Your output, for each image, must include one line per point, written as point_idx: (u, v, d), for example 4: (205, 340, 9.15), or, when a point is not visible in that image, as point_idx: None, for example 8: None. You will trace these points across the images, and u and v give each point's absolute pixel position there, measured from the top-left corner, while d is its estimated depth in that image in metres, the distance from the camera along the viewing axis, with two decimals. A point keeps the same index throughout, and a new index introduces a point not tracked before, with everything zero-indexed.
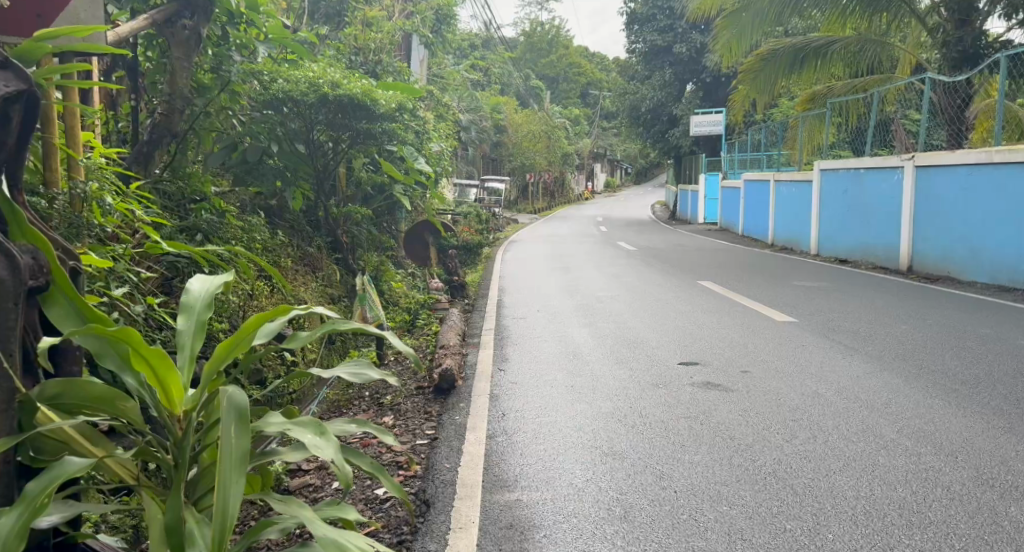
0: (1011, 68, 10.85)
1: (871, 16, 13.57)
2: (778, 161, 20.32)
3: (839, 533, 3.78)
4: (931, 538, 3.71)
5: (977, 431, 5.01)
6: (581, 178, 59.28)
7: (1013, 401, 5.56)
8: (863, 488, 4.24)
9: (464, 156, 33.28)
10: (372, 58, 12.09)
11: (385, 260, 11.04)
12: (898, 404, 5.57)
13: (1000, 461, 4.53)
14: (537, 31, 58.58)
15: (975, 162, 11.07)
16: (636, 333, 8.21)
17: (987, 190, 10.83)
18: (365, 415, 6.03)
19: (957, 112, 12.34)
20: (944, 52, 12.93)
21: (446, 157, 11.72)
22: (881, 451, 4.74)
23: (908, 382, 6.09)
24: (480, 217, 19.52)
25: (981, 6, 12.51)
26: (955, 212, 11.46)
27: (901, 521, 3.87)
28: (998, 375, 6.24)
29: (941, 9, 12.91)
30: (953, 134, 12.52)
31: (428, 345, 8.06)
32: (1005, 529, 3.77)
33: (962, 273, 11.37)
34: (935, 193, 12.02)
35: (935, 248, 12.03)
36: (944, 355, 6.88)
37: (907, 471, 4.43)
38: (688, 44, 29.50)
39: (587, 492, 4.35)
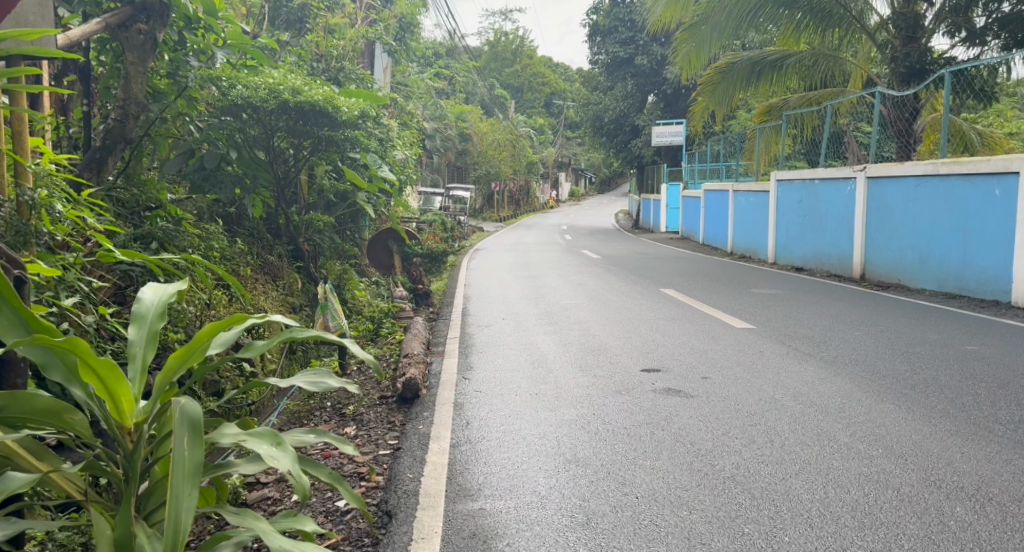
0: (955, 83, 11.09)
1: (824, 32, 13.75)
2: (736, 171, 20.58)
3: (795, 535, 3.82)
4: (882, 539, 3.75)
5: (925, 434, 5.10)
6: (546, 189, 59.68)
7: (960, 404, 5.67)
8: (818, 491, 4.29)
9: (428, 162, 33.13)
10: (334, 64, 11.88)
11: (349, 268, 10.95)
12: (851, 409, 5.63)
13: (947, 463, 4.61)
14: (501, 40, 58.86)
15: (922, 174, 11.31)
16: (600, 340, 8.24)
17: (933, 199, 11.08)
18: (327, 426, 5.99)
19: (906, 125, 12.64)
20: (893, 67, 13.16)
21: (410, 166, 11.65)
22: (834, 454, 4.79)
23: (860, 386, 6.18)
24: (446, 224, 19.46)
25: (926, 24, 12.85)
26: (905, 221, 11.71)
27: (854, 523, 3.91)
28: (946, 379, 6.37)
29: (890, 25, 13.19)
30: (902, 146, 12.79)
31: (392, 354, 8.02)
32: (951, 528, 3.84)
33: (912, 279, 11.61)
34: (886, 202, 12.24)
35: (887, 256, 12.27)
36: (896, 359, 7.01)
37: (857, 474, 4.49)
38: (649, 56, 29.66)
39: (551, 499, 4.34)
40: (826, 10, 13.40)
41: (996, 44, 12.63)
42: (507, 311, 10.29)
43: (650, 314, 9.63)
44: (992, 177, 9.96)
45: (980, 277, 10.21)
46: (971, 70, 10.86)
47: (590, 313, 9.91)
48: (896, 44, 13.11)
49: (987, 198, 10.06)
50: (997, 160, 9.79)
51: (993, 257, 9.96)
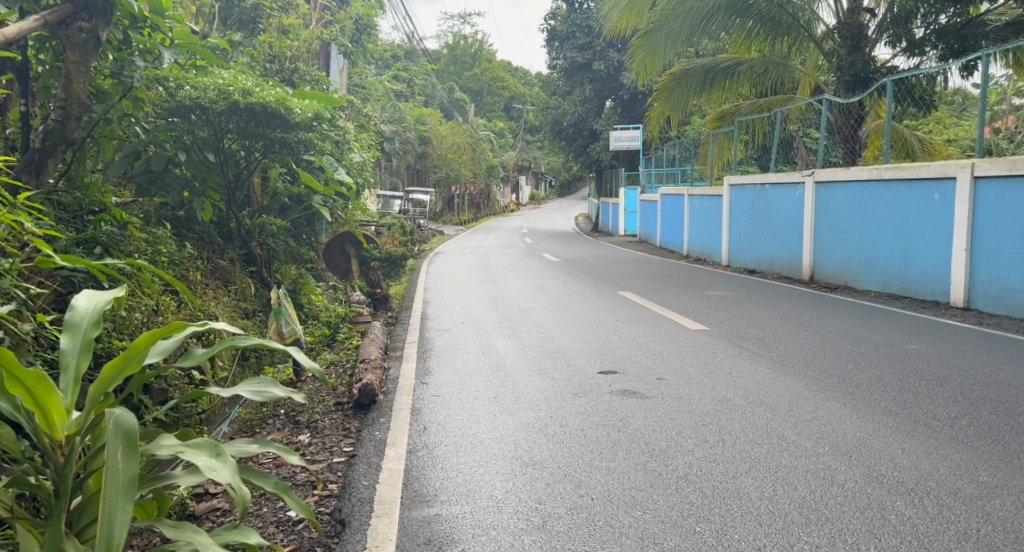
0: (896, 91, 11.40)
1: (774, 40, 13.93)
2: (691, 176, 20.78)
3: (745, 533, 3.86)
4: (827, 535, 3.81)
5: (869, 431, 5.17)
6: (506, 192, 59.70)
7: (902, 402, 5.76)
8: (767, 488, 4.32)
9: (387, 165, 32.89)
10: (288, 66, 11.74)
11: (305, 272, 10.80)
12: (799, 407, 5.69)
13: (889, 459, 4.69)
14: (459, 44, 58.86)
15: (867, 179, 11.54)
16: (558, 343, 8.23)
17: (878, 204, 11.32)
18: (279, 433, 5.91)
19: (851, 131, 12.88)
20: (839, 75, 13.40)
21: (368, 169, 11.53)
22: (783, 452, 4.84)
23: (808, 385, 6.25)
24: (405, 228, 19.30)
25: (870, 34, 13.17)
26: (852, 225, 11.92)
27: (800, 519, 3.96)
28: (889, 377, 6.47)
29: (836, 35, 13.45)
30: (848, 152, 13.03)
31: (348, 360, 7.94)
32: (892, 522, 3.91)
33: (858, 281, 11.83)
34: (834, 207, 12.46)
35: (835, 258, 12.47)
36: (842, 359, 7.12)
37: (805, 471, 4.54)
38: (606, 62, 29.89)
39: (507, 503, 4.31)
40: (775, 19, 13.59)
41: (935, 55, 12.82)
42: (466, 315, 10.24)
43: (607, 317, 9.65)
44: (932, 182, 10.20)
45: (921, 279, 10.43)
46: (911, 78, 11.16)
47: (549, 315, 9.92)
48: (842, 53, 13.36)
49: (928, 202, 10.29)
50: (936, 166, 10.04)
51: (934, 259, 10.18)
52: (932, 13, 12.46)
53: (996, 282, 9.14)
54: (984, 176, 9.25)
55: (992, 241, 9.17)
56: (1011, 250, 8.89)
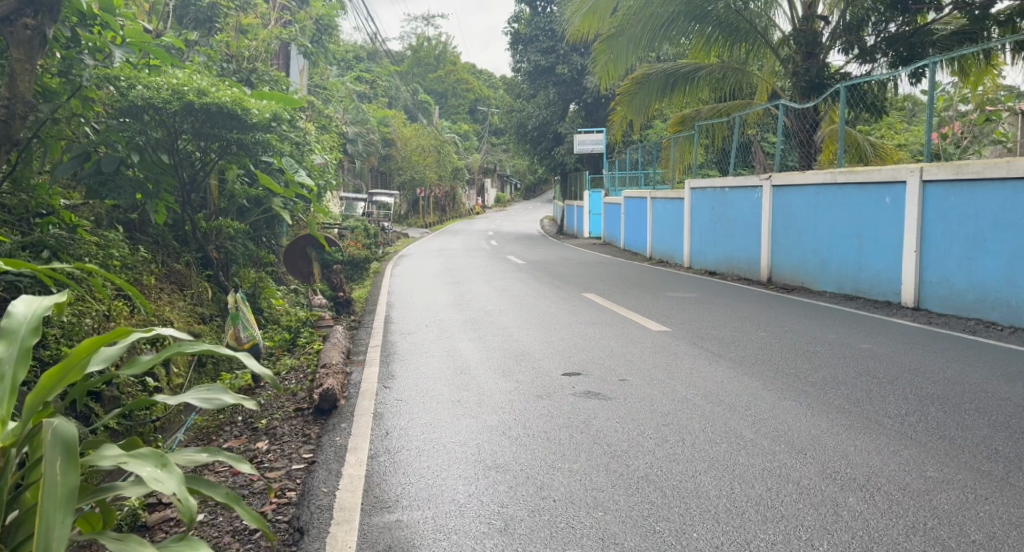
0: (849, 97, 11.60)
1: (732, 46, 14.11)
2: (653, 179, 20.91)
3: (703, 531, 3.88)
4: (782, 531, 3.84)
5: (823, 428, 5.21)
6: (472, 195, 59.58)
7: (855, 400, 5.83)
8: (725, 487, 4.35)
9: (350, 167, 32.62)
10: (246, 66, 11.48)
11: (265, 275, 10.63)
12: (756, 406, 5.72)
13: (842, 456, 4.73)
14: (423, 46, 58.69)
15: (822, 183, 11.71)
16: (522, 345, 8.20)
17: (833, 207, 11.47)
18: (237, 441, 5.80)
19: (807, 136, 13.10)
20: (795, 81, 13.55)
21: (329, 171, 11.40)
22: (740, 450, 4.86)
23: (765, 385, 6.29)
24: (369, 231, 19.14)
25: (823, 42, 13.29)
26: (808, 228, 12.08)
27: (757, 517, 3.99)
28: (843, 376, 6.55)
29: (791, 41, 13.58)
30: (805, 156, 13.16)
31: (309, 365, 7.83)
32: (844, 518, 3.96)
33: (813, 283, 11.98)
34: (790, 210, 12.61)
35: (791, 260, 12.61)
36: (798, 358, 7.19)
37: (762, 469, 4.57)
38: (570, 65, 30.02)
39: (469, 507, 4.26)
40: (733, 25, 13.75)
41: (886, 63, 13.06)
42: (431, 318, 10.16)
43: (571, 319, 9.65)
44: (883, 186, 10.36)
45: (873, 280, 10.59)
46: (864, 85, 11.36)
47: (514, 318, 9.90)
48: (798, 59, 13.51)
49: (879, 205, 10.46)
50: (886, 170, 10.21)
51: (886, 260, 10.34)
52: (882, 21, 12.88)
53: (945, 282, 9.31)
54: (932, 180, 9.44)
55: (940, 243, 9.36)
56: (958, 251, 9.08)
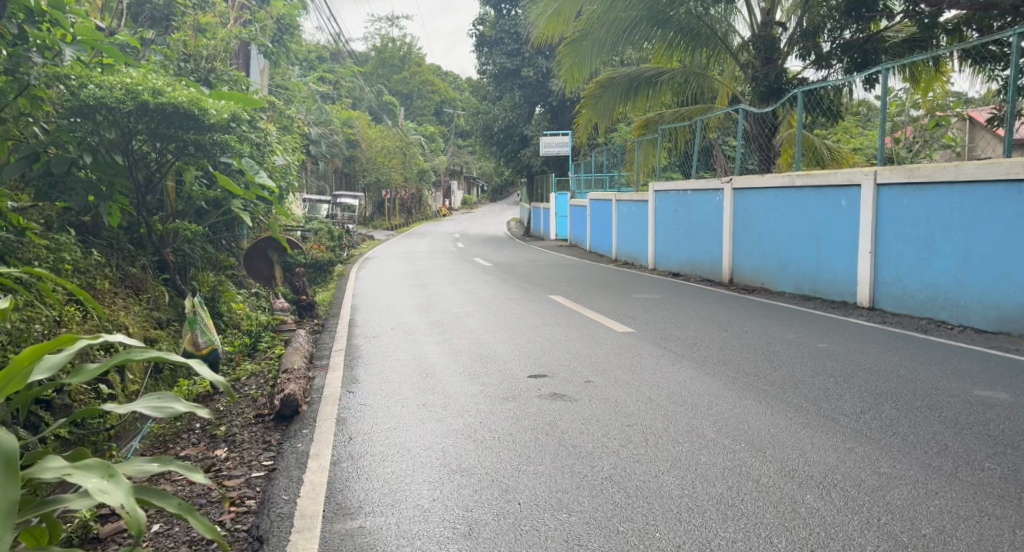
0: (806, 102, 11.77)
1: (693, 51, 14.15)
2: (619, 182, 20.97)
3: (666, 531, 3.89)
4: (742, 530, 3.87)
5: (782, 427, 5.24)
6: (438, 197, 59.31)
7: (814, 398, 5.87)
8: (688, 486, 4.35)
9: (314, 169, 32.30)
10: (203, 65, 11.27)
11: (225, 279, 10.44)
12: (717, 405, 5.73)
13: (800, 454, 4.76)
14: (387, 47, 58.39)
15: (780, 186, 11.82)
16: (489, 347, 8.15)
17: (791, 210, 11.58)
18: (195, 448, 5.67)
19: (766, 140, 13.18)
20: (753, 86, 13.78)
21: (291, 172, 11.24)
22: (702, 449, 4.87)
23: (727, 384, 6.30)
24: (332, 233, 18.80)
25: (782, 47, 13.52)
26: (768, 230, 12.18)
27: (717, 515, 4.01)
28: (801, 374, 6.59)
29: (750, 47, 13.76)
30: (764, 160, 13.26)
31: (270, 370, 7.70)
32: (802, 515, 3.99)
33: (773, 283, 12.08)
34: (750, 212, 12.71)
35: (752, 261, 12.71)
36: (759, 358, 7.23)
37: (723, 468, 4.58)
38: (535, 68, 30.06)
39: (434, 512, 4.20)
40: (694, 30, 13.81)
41: (841, 68, 13.21)
42: (396, 321, 10.06)
43: (536, 321, 9.62)
44: (839, 189, 10.50)
45: (830, 280, 10.71)
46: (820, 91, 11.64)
47: (481, 320, 9.84)
48: (757, 65, 13.70)
49: (835, 208, 10.58)
50: (842, 173, 10.35)
51: (843, 261, 10.45)
52: (838, 28, 12.99)
53: (897, 283, 9.49)
54: (886, 184, 9.61)
55: (893, 245, 9.53)
56: (910, 253, 9.26)
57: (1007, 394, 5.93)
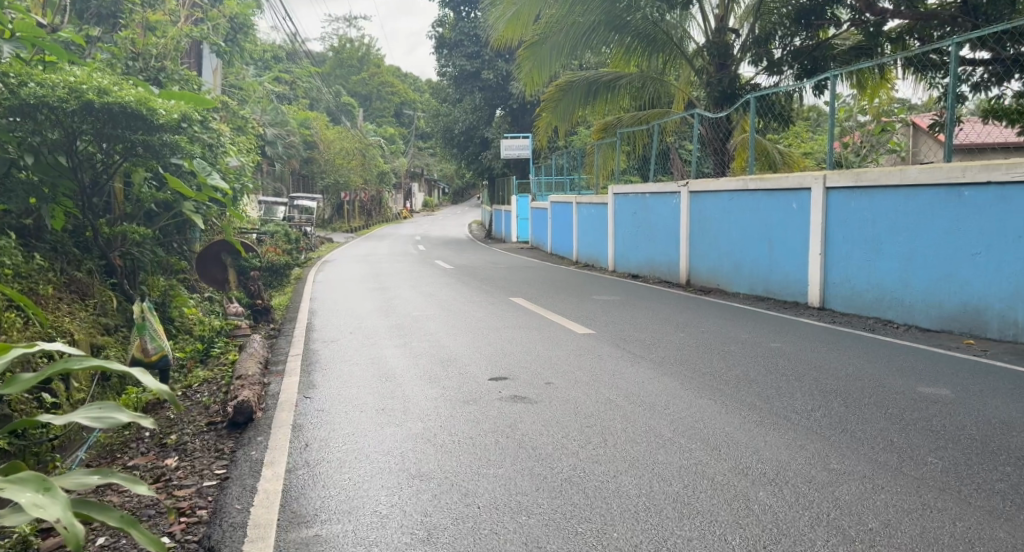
0: (758, 108, 11.86)
1: (649, 57, 14.24)
2: (579, 185, 21.00)
3: (623, 531, 3.85)
4: (698, 528, 3.86)
5: (737, 425, 5.24)
6: (398, 199, 58.99)
7: (767, 396, 5.89)
8: (645, 486, 4.32)
9: (270, 170, 31.87)
10: (153, 64, 11.05)
11: (176, 283, 10.21)
12: (674, 405, 5.72)
13: (754, 451, 4.76)
14: (345, 47, 57.93)
15: (734, 190, 11.92)
16: (449, 350, 8.06)
17: (744, 213, 11.68)
18: (145, 457, 5.51)
19: (721, 144, 13.31)
20: (708, 91, 13.81)
21: (246, 174, 11.04)
22: (659, 449, 4.84)
23: (683, 384, 6.30)
24: (291, 237, 18.26)
25: (735, 53, 13.68)
26: (722, 232, 12.27)
27: (674, 514, 3.99)
28: (755, 373, 6.62)
29: (705, 53, 13.97)
30: (719, 164, 13.42)
31: (224, 376, 7.53)
32: (755, 512, 3.99)
33: (728, 284, 12.16)
34: (706, 215, 12.79)
35: (708, 262, 12.79)
36: (715, 357, 7.25)
37: (679, 466, 4.56)
38: (495, 71, 30.05)
39: (392, 518, 4.11)
40: (651, 35, 13.87)
41: (792, 74, 13.30)
42: (355, 325, 9.92)
43: (495, 324, 9.56)
44: (790, 192, 10.61)
45: (783, 281, 10.81)
46: (772, 96, 11.59)
47: (441, 323, 9.74)
48: (711, 70, 13.85)
49: (787, 211, 10.69)
50: (793, 177, 10.46)
51: (795, 263, 10.56)
52: (788, 35, 13.01)
53: (847, 283, 9.63)
54: (835, 187, 9.74)
55: (844, 247, 9.65)
56: (861, 255, 9.39)
57: (948, 390, 6.01)
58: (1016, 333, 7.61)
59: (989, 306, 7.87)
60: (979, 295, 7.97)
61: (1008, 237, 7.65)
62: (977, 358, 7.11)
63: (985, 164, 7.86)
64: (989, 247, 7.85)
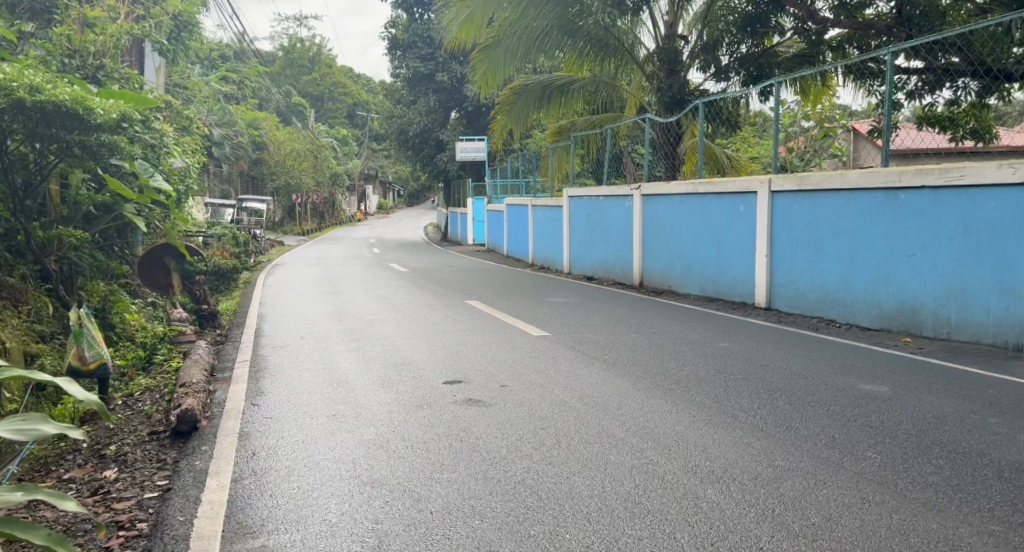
0: (708, 113, 11.97)
1: (603, 61, 14.26)
2: (534, 188, 20.95)
3: (576, 532, 3.78)
4: (649, 527, 3.81)
5: (687, 424, 5.21)
6: (351, 201, 58.39)
7: (717, 395, 5.88)
8: (597, 486, 4.26)
9: (218, 171, 31.27)
10: (91, 61, 10.75)
11: (117, 289, 9.89)
12: (626, 406, 5.68)
13: (703, 450, 4.73)
14: (296, 47, 57.22)
15: (684, 193, 11.98)
16: (403, 354, 7.92)
17: (694, 216, 11.75)
18: (82, 469, 5.28)
19: (671, 148, 13.27)
20: (659, 96, 13.86)
21: (191, 175, 10.76)
22: (611, 449, 4.78)
23: (636, 385, 6.26)
24: (237, 238, 18.13)
25: (684, 59, 13.75)
26: (673, 235, 12.32)
27: (625, 513, 3.93)
28: (706, 373, 6.61)
29: (654, 59, 13.98)
30: (670, 168, 13.43)
31: (167, 384, 7.29)
32: (703, 509, 3.95)
33: (680, 285, 12.20)
34: (658, 218, 12.84)
35: (660, 264, 12.82)
36: (666, 357, 7.23)
37: (631, 466, 4.51)
38: (449, 73, 29.94)
39: (342, 526, 3.97)
40: (603, 41, 13.90)
41: (739, 80, 13.51)
42: (307, 329, 9.72)
43: (449, 327, 9.44)
44: (737, 196, 10.70)
45: (732, 282, 10.87)
46: (720, 102, 11.76)
47: (396, 327, 9.59)
48: (661, 76, 13.90)
49: (734, 215, 10.77)
50: (739, 181, 10.55)
51: (743, 264, 10.63)
52: (734, 42, 13.24)
53: (792, 284, 9.72)
54: (779, 191, 9.85)
55: (789, 249, 9.75)
56: (807, 257, 9.48)
57: (886, 387, 6.07)
58: (948, 331, 7.75)
59: (923, 305, 8.00)
60: (914, 295, 8.10)
61: (941, 239, 7.82)
62: (922, 356, 7.20)
63: (919, 169, 8.01)
64: (923, 248, 7.99)
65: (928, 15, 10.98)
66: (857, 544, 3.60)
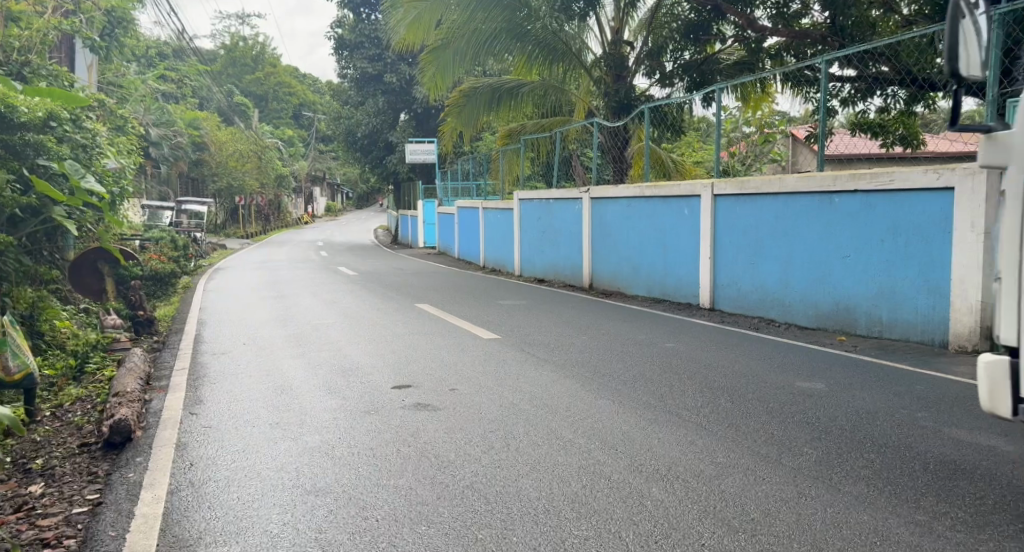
0: (653, 119, 11.85)
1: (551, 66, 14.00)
2: (484, 191, 20.79)
3: (523, 534, 3.67)
4: (595, 527, 3.71)
5: (634, 424, 5.14)
6: (297, 203, 57.47)
7: (664, 395, 5.83)
8: (546, 488, 4.15)
9: (157, 173, 30.43)
10: (16, 57, 10.35)
11: (47, 294, 9.49)
12: (575, 407, 5.59)
13: (650, 449, 4.66)
14: (239, 46, 56.15)
15: (631, 196, 12.01)
16: (349, 359, 7.72)
17: (640, 218, 11.77)
18: (5, 484, 5.00)
19: (619, 152, 13.28)
20: (606, 101, 13.88)
21: (126, 177, 10.40)
22: (560, 451, 4.68)
23: (585, 386, 6.18)
24: (177, 242, 17.77)
25: (630, 65, 13.79)
26: (621, 237, 12.33)
27: (572, 514, 3.84)
28: (653, 373, 6.56)
29: (601, 64, 13.96)
30: (618, 172, 13.43)
31: (100, 394, 6.99)
32: (649, 508, 3.88)
33: (628, 287, 12.20)
34: (606, 220, 12.84)
35: (608, 266, 12.81)
36: (614, 358, 7.18)
37: (578, 467, 4.42)
38: (398, 74, 29.67)
39: (284, 537, 3.80)
40: (553, 45, 13.68)
41: (683, 87, 13.65)
42: (250, 335, 9.45)
43: (397, 331, 9.26)
44: (682, 199, 10.74)
45: (678, 284, 10.89)
46: (664, 108, 11.65)
47: (343, 331, 9.37)
48: (608, 81, 13.87)
49: (679, 218, 10.81)
50: (684, 185, 10.60)
51: (688, 267, 10.66)
52: (678, 49, 13.44)
53: (734, 286, 9.77)
54: (722, 195, 9.92)
55: (732, 251, 9.80)
56: (750, 259, 9.54)
57: (824, 384, 6.10)
58: (880, 329, 7.83)
59: (857, 305, 8.08)
60: (849, 295, 8.18)
61: (871, 241, 7.93)
62: (865, 354, 7.26)
63: (853, 172, 8.10)
64: (858, 250, 8.10)
65: (861, 24, 11.31)
66: (803, 539, 3.56)
